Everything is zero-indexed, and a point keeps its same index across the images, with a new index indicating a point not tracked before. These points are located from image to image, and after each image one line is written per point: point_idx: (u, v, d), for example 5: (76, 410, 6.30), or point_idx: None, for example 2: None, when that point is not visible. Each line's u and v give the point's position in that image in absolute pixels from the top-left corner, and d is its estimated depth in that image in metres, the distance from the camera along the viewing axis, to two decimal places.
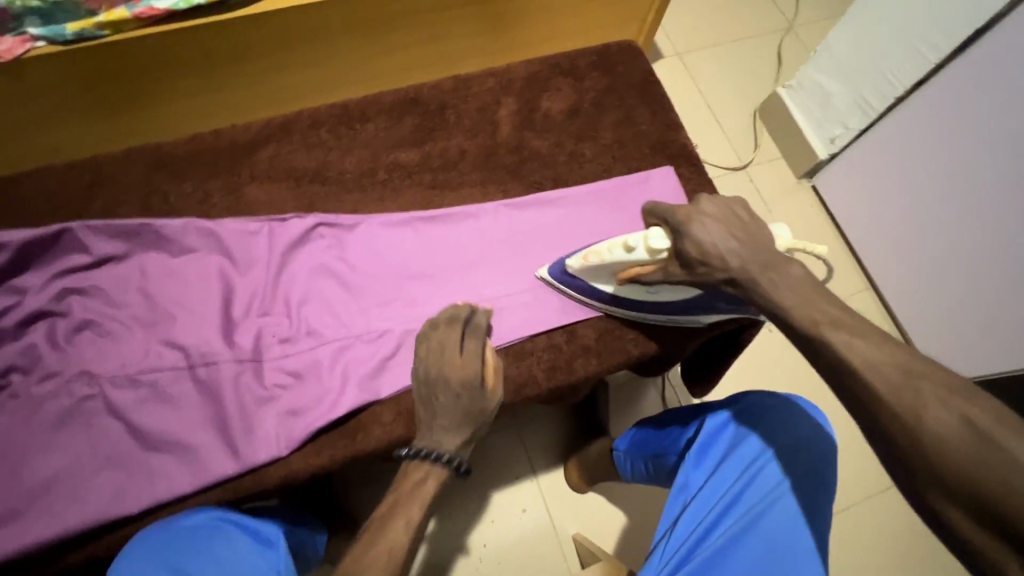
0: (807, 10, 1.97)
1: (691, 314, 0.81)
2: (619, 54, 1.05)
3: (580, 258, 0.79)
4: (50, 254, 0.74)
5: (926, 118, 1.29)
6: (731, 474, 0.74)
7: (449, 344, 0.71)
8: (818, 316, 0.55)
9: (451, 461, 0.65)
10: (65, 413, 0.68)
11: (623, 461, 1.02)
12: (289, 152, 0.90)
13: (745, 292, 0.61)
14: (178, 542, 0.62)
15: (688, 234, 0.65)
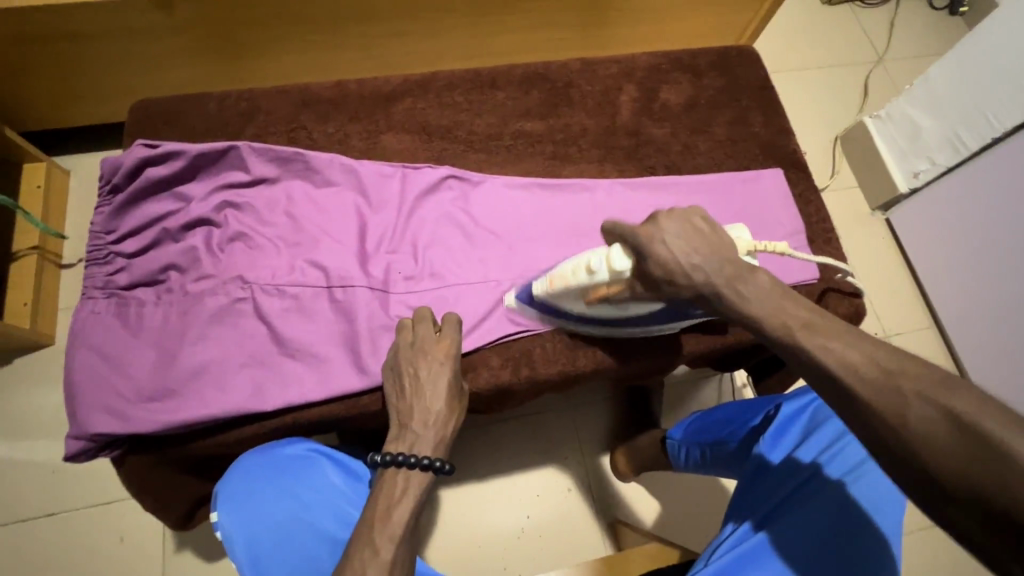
0: (903, 45, 1.96)
1: (664, 322, 0.82)
2: (738, 57, 1.08)
3: (545, 280, 0.78)
4: (216, 169, 0.82)
5: (1013, 167, 1.31)
6: (814, 449, 0.75)
7: (422, 335, 0.74)
8: (789, 321, 0.54)
9: (430, 464, 0.65)
10: (220, 311, 0.75)
11: (676, 449, 1.09)
12: (423, 108, 0.95)
13: (715, 307, 0.61)
14: (278, 469, 0.70)
15: (651, 254, 0.63)
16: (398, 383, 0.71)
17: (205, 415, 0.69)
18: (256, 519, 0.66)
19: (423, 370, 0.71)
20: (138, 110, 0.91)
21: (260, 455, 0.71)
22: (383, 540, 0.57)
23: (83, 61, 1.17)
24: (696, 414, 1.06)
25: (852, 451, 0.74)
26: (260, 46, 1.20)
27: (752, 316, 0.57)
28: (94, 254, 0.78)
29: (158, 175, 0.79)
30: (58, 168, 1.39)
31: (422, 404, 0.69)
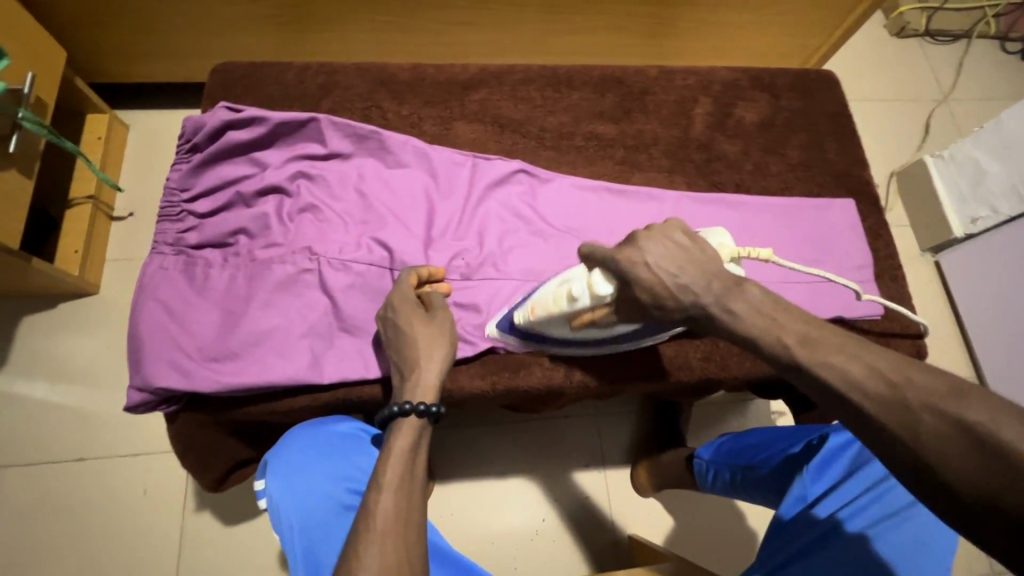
0: (973, 86, 1.91)
1: (648, 337, 0.80)
2: (819, 81, 1.05)
3: (526, 310, 0.74)
4: (294, 139, 0.83)
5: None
6: (858, 488, 0.77)
7: (396, 294, 0.70)
8: (786, 338, 0.51)
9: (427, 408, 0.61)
10: (287, 279, 0.75)
11: (703, 470, 1.04)
12: (498, 100, 0.95)
13: (705, 324, 0.57)
14: (326, 445, 0.70)
15: (636, 281, 0.58)
16: (386, 350, 0.69)
17: (265, 380, 0.70)
18: (300, 489, 0.67)
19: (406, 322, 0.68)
20: (219, 73, 0.91)
21: (308, 430, 0.72)
22: (374, 495, 0.55)
23: (162, 19, 1.18)
24: (728, 434, 1.01)
25: (898, 494, 0.76)
26: (329, 20, 1.20)
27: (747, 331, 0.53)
28: (168, 209, 0.79)
29: (238, 138, 0.80)
30: (118, 121, 1.41)
31: (409, 361, 0.66)
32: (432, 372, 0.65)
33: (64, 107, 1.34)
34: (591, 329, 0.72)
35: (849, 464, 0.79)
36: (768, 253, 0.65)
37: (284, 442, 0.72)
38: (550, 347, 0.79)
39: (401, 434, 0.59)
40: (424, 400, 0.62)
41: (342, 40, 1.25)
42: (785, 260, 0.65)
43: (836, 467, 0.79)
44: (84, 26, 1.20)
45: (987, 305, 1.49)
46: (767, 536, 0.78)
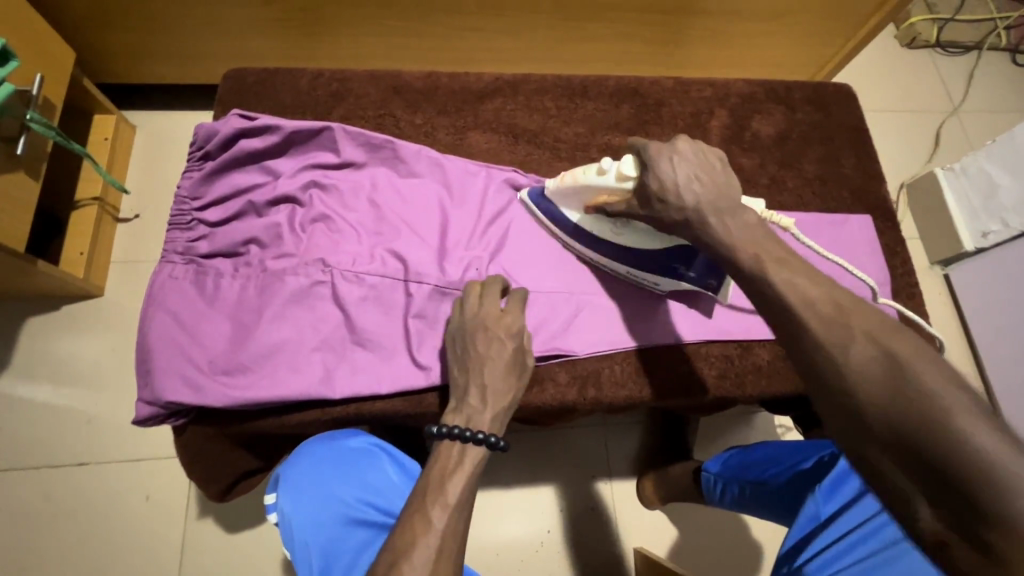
0: (985, 98, 1.90)
1: (646, 273, 0.80)
2: (836, 94, 1.04)
3: (558, 178, 0.78)
4: (307, 147, 0.82)
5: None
6: (871, 510, 0.74)
7: (487, 310, 0.71)
8: (762, 255, 0.54)
9: (489, 440, 0.62)
10: (299, 291, 0.74)
11: (710, 484, 1.00)
12: (512, 110, 0.94)
13: (694, 233, 0.60)
14: (342, 461, 0.70)
15: (654, 169, 0.62)
16: (460, 350, 0.70)
17: (276, 394, 0.69)
18: (315, 504, 0.67)
19: (482, 343, 0.68)
20: (233, 78, 0.91)
21: (323, 444, 0.71)
22: (434, 510, 0.56)
23: (173, 21, 1.17)
24: (735, 447, 0.98)
25: None
26: (341, 24, 1.19)
27: (731, 247, 0.57)
28: (179, 217, 0.78)
29: (251, 146, 0.79)
30: (126, 122, 1.40)
31: (484, 379, 0.66)
32: (502, 400, 0.66)
33: (72, 108, 1.34)
34: (603, 219, 0.76)
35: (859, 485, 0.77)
36: (791, 224, 0.66)
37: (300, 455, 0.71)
38: (560, 235, 0.84)
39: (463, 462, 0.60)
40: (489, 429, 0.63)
41: (355, 45, 1.24)
42: (805, 237, 0.67)
43: (846, 486, 0.78)
44: (94, 27, 1.19)
45: (997, 321, 1.47)
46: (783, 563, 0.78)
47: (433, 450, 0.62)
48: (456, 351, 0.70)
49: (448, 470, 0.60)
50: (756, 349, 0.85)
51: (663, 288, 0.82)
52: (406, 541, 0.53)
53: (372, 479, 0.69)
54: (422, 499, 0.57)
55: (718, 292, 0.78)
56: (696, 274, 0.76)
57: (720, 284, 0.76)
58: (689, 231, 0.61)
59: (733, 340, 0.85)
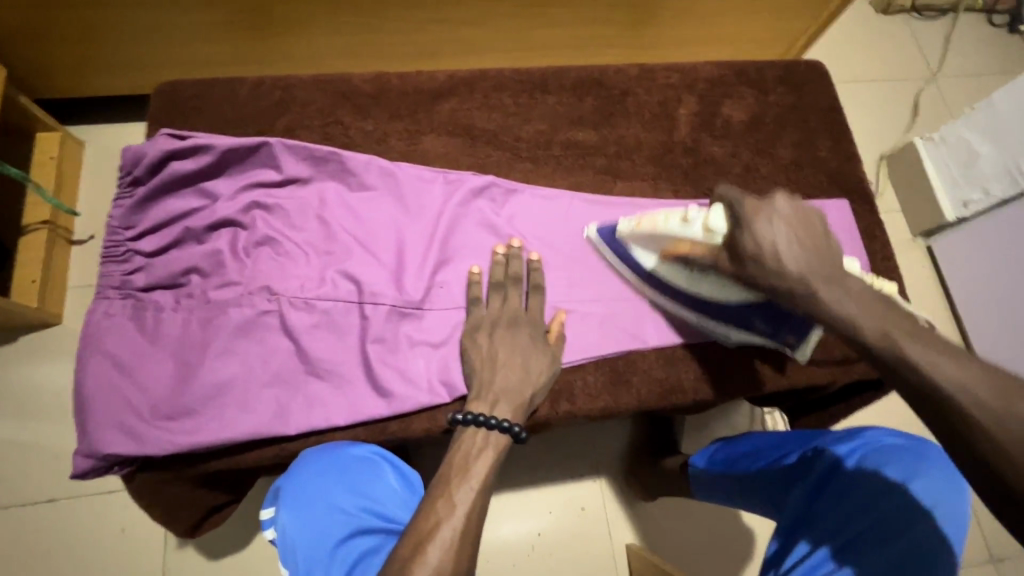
0: (962, 63, 1.85)
1: (722, 326, 0.79)
2: (808, 73, 1.00)
3: (632, 221, 0.77)
4: (245, 164, 0.76)
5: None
6: (864, 503, 0.73)
7: (506, 306, 0.74)
8: (894, 331, 0.52)
9: (510, 428, 0.63)
10: (244, 323, 0.69)
11: (698, 479, 0.98)
12: (469, 109, 0.88)
13: (801, 301, 0.59)
14: (351, 471, 0.64)
15: (750, 228, 0.62)
16: (484, 346, 0.71)
17: (224, 436, 0.65)
18: (321, 520, 0.60)
19: (504, 338, 0.71)
20: (164, 93, 0.84)
21: (328, 451, 0.66)
22: (460, 492, 0.57)
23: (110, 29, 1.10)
24: (722, 442, 0.96)
25: (904, 508, 0.71)
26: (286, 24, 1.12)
27: (852, 322, 0.55)
28: (111, 250, 0.72)
29: (183, 169, 0.73)
30: (72, 138, 1.33)
31: (508, 374, 0.69)
32: (523, 394, 0.68)
33: (12, 128, 1.26)
34: (683, 267, 0.75)
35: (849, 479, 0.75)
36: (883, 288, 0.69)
37: (302, 465, 0.65)
38: (629, 280, 0.82)
39: (486, 450, 0.62)
40: (507, 417, 0.65)
41: (304, 45, 1.17)
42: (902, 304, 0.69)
43: (838, 480, 0.75)
44: (22, 42, 1.11)
45: (978, 291, 1.46)
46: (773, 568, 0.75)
47: (456, 436, 0.63)
48: (480, 349, 0.71)
49: (472, 454, 0.61)
50: (734, 348, 0.82)
51: (733, 342, 0.81)
52: (428, 527, 0.53)
53: (380, 491, 0.64)
54: (447, 482, 0.58)
55: (796, 351, 0.79)
56: (774, 331, 0.78)
57: (799, 341, 0.78)
58: (790, 298, 0.60)
59: (710, 340, 0.81)
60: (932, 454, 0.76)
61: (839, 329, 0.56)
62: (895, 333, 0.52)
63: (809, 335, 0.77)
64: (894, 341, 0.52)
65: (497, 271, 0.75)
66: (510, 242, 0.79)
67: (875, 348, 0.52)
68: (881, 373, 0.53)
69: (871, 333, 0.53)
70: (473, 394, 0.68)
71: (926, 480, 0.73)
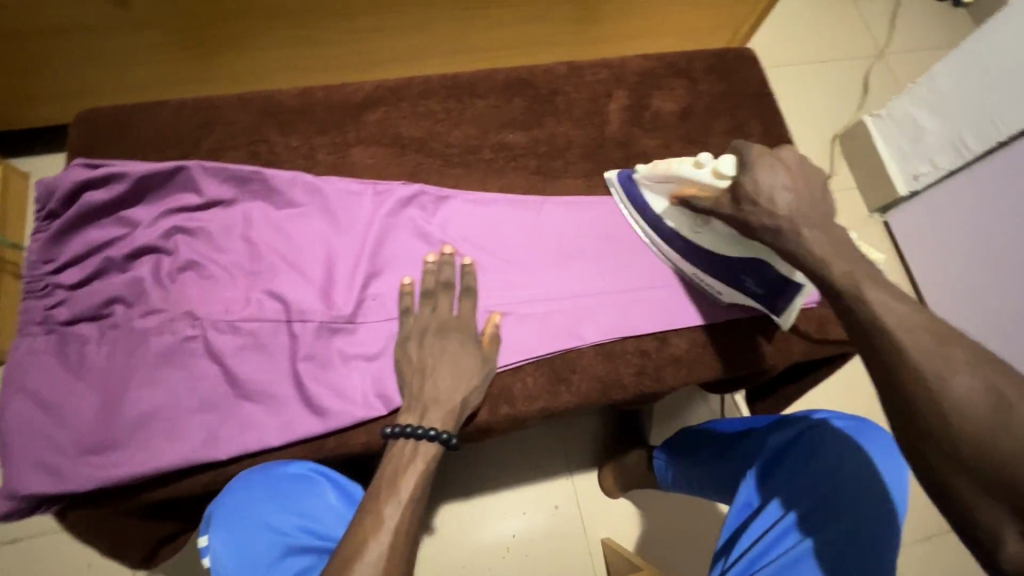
0: (904, 39, 1.87)
1: (715, 282, 0.81)
2: (737, 61, 1.01)
3: (651, 164, 0.81)
4: (164, 189, 0.75)
5: (1015, 173, 1.25)
6: (806, 485, 0.73)
7: (434, 316, 0.73)
8: (857, 275, 0.57)
9: (442, 437, 0.65)
10: (167, 351, 0.68)
11: (662, 470, 0.98)
12: (398, 118, 0.88)
13: (782, 237, 0.64)
14: (286, 492, 0.64)
15: (754, 171, 0.66)
16: (414, 356, 0.71)
17: (151, 467, 0.64)
18: (254, 544, 0.60)
19: (434, 349, 0.71)
20: (84, 121, 0.83)
21: (260, 473, 0.64)
22: (389, 508, 0.58)
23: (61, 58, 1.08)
24: (683, 431, 0.96)
25: (846, 489, 0.71)
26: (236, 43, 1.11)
27: (823, 263, 0.60)
28: (30, 286, 0.71)
29: (99, 199, 0.72)
30: (16, 171, 1.28)
31: (438, 381, 0.69)
32: (453, 400, 0.68)
33: None
34: (688, 212, 0.79)
35: (793, 462, 0.75)
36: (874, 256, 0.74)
37: (232, 487, 0.63)
38: (639, 231, 0.87)
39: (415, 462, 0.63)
40: (438, 427, 0.66)
41: (242, 64, 1.16)
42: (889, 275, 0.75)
43: (778, 468, 0.76)
44: None
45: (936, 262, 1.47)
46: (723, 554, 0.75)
47: (389, 449, 0.65)
48: (410, 359, 0.71)
49: (402, 466, 0.63)
50: (672, 339, 0.82)
51: (726, 300, 0.83)
52: (357, 542, 0.55)
53: (314, 509, 0.64)
54: (377, 496, 0.59)
55: (781, 314, 0.81)
56: (763, 292, 0.80)
57: (785, 306, 0.80)
58: (774, 237, 0.65)
59: (648, 332, 0.82)
60: (875, 433, 0.75)
61: (807, 263, 0.61)
62: (858, 275, 0.57)
63: (796, 303, 0.79)
64: (855, 281, 0.57)
65: (428, 280, 0.75)
66: (442, 249, 0.78)
67: (843, 288, 0.57)
68: (840, 315, 0.57)
69: (839, 273, 0.58)
70: (405, 406, 0.69)
71: (863, 460, 0.72)
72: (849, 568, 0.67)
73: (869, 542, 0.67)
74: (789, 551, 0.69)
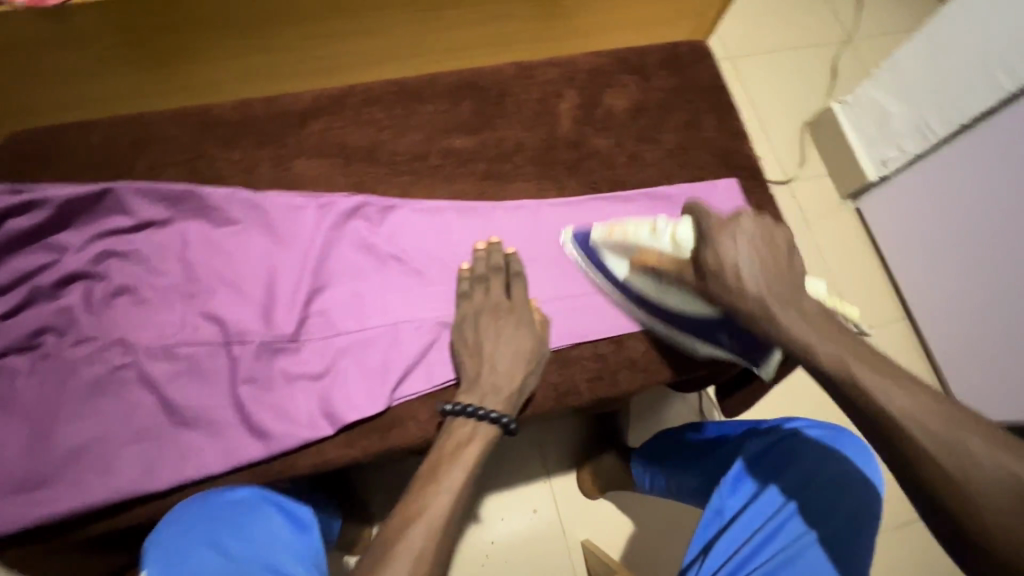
0: (870, 23, 1.82)
1: (692, 339, 0.79)
2: (690, 54, 0.99)
3: (606, 228, 0.78)
4: (93, 213, 0.72)
5: (989, 147, 1.18)
6: (777, 498, 0.71)
7: (490, 299, 0.75)
8: (845, 354, 0.55)
9: (497, 419, 0.66)
10: (99, 381, 0.66)
11: (640, 475, 0.97)
12: (341, 127, 0.86)
13: (757, 318, 0.61)
14: (231, 515, 0.60)
15: (716, 244, 0.64)
16: (471, 336, 0.73)
17: (86, 502, 0.62)
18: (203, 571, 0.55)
19: (495, 331, 0.72)
20: (14, 144, 0.80)
21: (204, 501, 0.61)
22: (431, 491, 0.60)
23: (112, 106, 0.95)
24: (657, 437, 0.96)
25: (816, 504, 0.69)
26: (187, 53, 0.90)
27: (809, 348, 0.57)
28: None
29: (23, 226, 0.69)
30: None
31: (497, 364, 0.70)
32: (511, 384, 0.69)
33: None
34: (651, 281, 0.76)
35: (765, 474, 0.73)
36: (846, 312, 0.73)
37: (172, 519, 0.59)
38: (601, 287, 0.82)
39: (476, 442, 0.64)
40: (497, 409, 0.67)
41: None
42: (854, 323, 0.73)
43: (756, 475, 0.74)
44: None
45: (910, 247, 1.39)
46: (690, 570, 0.72)
47: (448, 428, 0.66)
48: (467, 342, 0.73)
49: (460, 445, 0.64)
50: (629, 342, 0.81)
51: (702, 355, 0.81)
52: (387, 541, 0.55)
53: (268, 534, 0.60)
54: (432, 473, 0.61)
55: (761, 367, 0.81)
56: (740, 348, 0.78)
57: (763, 358, 0.79)
58: (746, 318, 0.62)
59: (603, 337, 0.80)
60: (851, 443, 0.74)
61: (795, 351, 0.58)
62: (849, 358, 0.54)
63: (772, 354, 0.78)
64: (849, 367, 0.54)
65: None
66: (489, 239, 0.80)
67: (830, 372, 0.55)
68: (841, 403, 0.55)
69: (825, 353, 0.56)
70: (465, 386, 0.70)
71: (838, 468, 0.71)
72: None
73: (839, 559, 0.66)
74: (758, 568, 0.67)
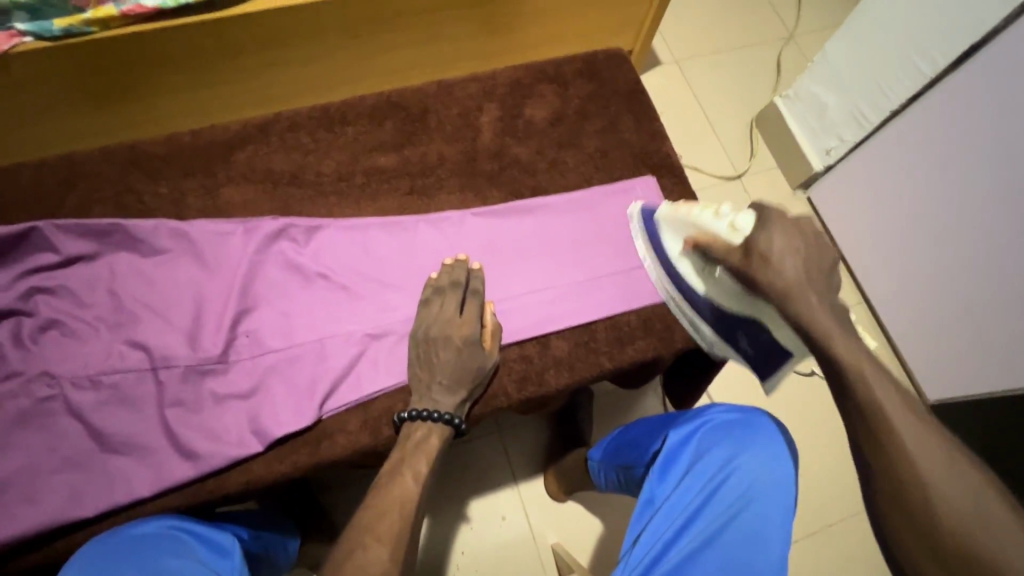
0: (808, 18, 1.81)
1: (711, 332, 0.81)
2: (606, 62, 1.03)
3: (672, 206, 0.80)
4: (20, 252, 0.75)
5: (926, 124, 1.12)
6: (699, 481, 0.72)
7: (446, 311, 0.78)
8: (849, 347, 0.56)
9: (450, 419, 0.72)
10: (26, 413, 0.68)
11: (597, 471, 0.98)
12: (267, 154, 0.89)
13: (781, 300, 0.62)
14: (134, 547, 0.61)
15: (770, 231, 0.66)
16: (422, 351, 0.76)
17: (13, 533, 0.64)
18: None
19: (443, 346, 0.76)
20: None
21: (106, 541, 0.62)
22: (396, 485, 0.65)
23: (58, 146, 0.97)
24: (613, 433, 0.96)
25: (734, 484, 0.71)
26: (134, 92, 0.92)
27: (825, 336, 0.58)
28: None
29: None
30: None
31: (442, 377, 0.74)
32: (459, 390, 0.74)
33: None
34: (697, 259, 0.78)
35: (689, 460, 0.75)
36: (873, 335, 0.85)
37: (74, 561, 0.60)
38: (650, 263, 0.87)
39: (430, 440, 0.70)
40: (449, 410, 0.73)
41: None
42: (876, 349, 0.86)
43: (677, 466, 0.76)
44: None
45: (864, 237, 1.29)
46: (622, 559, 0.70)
47: (405, 431, 0.72)
48: (419, 350, 0.77)
49: (414, 447, 0.70)
50: (554, 341, 0.83)
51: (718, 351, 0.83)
52: (342, 553, 0.58)
53: (179, 563, 0.59)
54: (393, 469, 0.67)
55: (769, 380, 0.79)
56: (755, 354, 0.78)
57: (774, 372, 0.77)
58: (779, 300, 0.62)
59: (527, 337, 0.82)
60: (764, 423, 0.76)
61: (805, 330, 0.60)
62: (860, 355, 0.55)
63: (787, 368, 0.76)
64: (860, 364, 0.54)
65: None
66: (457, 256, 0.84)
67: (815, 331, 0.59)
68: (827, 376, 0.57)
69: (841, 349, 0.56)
70: (415, 391, 0.75)
71: (753, 451, 0.72)
72: (739, 567, 0.66)
73: (757, 538, 0.67)
74: (683, 550, 0.67)
